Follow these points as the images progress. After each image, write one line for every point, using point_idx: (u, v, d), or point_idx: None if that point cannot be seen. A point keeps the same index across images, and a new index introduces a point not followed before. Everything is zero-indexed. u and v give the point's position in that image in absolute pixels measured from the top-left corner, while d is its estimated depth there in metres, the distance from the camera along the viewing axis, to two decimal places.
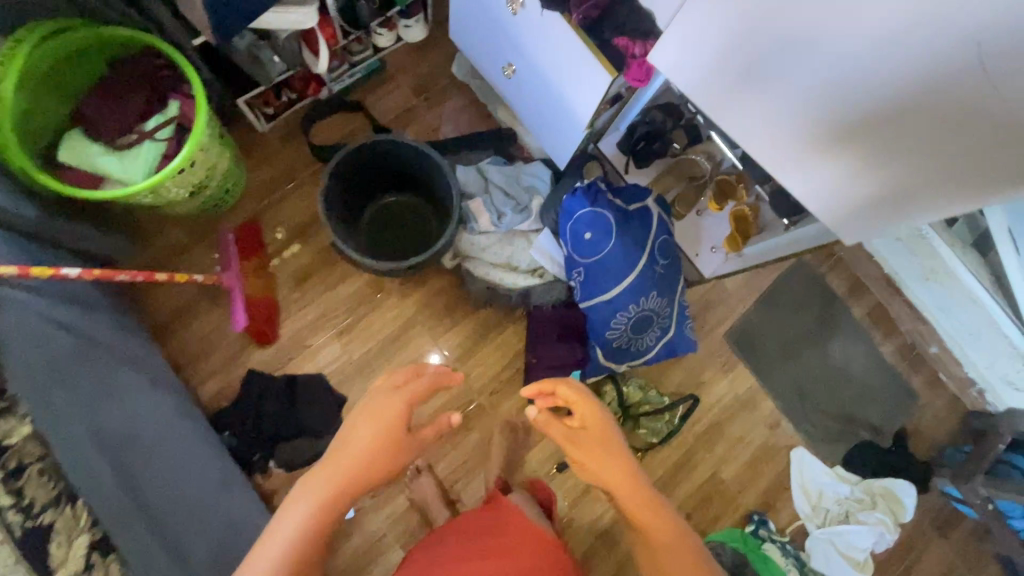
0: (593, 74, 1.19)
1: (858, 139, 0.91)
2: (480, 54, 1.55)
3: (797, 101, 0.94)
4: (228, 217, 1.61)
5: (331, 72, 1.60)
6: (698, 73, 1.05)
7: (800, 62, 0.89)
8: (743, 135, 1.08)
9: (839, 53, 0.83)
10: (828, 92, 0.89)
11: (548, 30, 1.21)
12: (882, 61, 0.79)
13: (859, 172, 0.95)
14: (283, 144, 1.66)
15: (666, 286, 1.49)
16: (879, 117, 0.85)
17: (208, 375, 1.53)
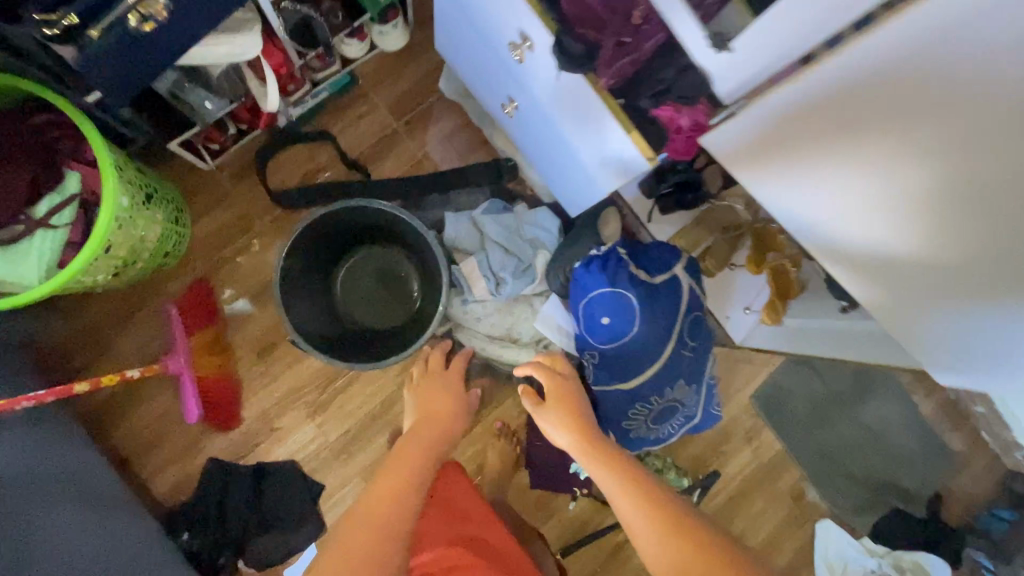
0: (623, 149, 0.90)
1: (910, 223, 0.77)
2: (475, 80, 1.23)
3: (823, 190, 0.83)
4: (172, 280, 1.34)
5: (287, 98, 1.28)
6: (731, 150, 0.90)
7: (836, 140, 0.77)
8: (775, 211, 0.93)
9: (883, 135, 0.72)
10: (846, 180, 0.80)
11: (564, 87, 0.91)
12: (925, 143, 0.69)
13: (906, 266, 0.83)
14: (235, 186, 1.38)
15: (694, 372, 1.27)
16: (925, 187, 0.73)
17: (161, 467, 1.32)
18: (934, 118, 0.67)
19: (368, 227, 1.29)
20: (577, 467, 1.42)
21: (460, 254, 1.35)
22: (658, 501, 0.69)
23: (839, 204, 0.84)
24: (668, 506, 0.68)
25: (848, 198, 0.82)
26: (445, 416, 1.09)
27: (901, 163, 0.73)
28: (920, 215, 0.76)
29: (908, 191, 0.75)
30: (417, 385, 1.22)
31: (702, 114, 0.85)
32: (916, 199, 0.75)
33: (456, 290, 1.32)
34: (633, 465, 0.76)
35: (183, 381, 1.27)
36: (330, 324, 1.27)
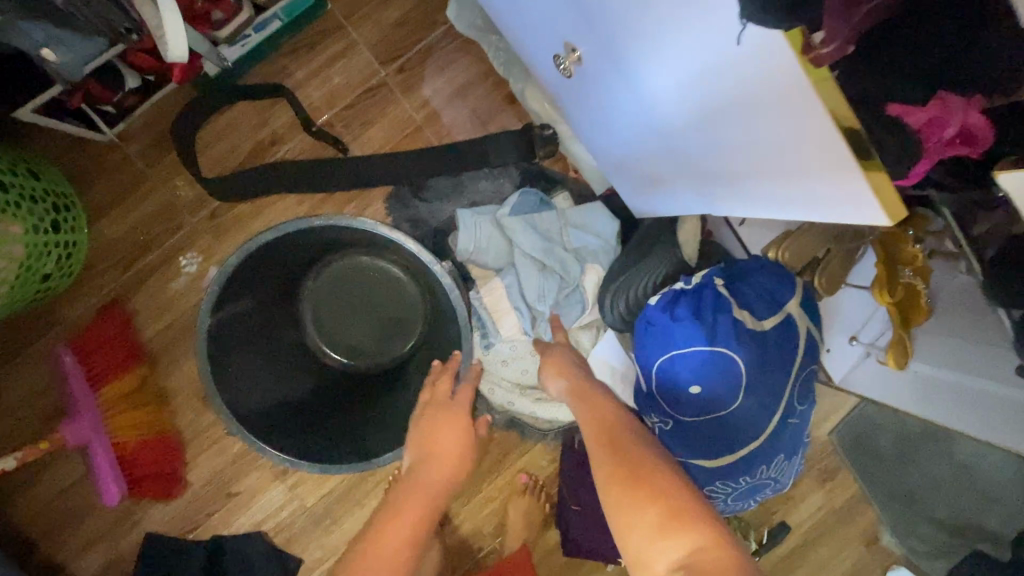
0: (822, 178, 0.46)
1: None
2: (509, 11, 0.78)
3: None
4: (71, 303, 0.96)
5: (224, 35, 0.87)
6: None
7: None
8: None
9: None
10: None
11: (717, 45, 0.46)
12: None
13: None
14: (152, 169, 0.96)
15: (795, 443, 0.95)
16: None
17: (84, 548, 1.00)
18: None
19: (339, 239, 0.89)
20: None
21: (482, 274, 0.99)
22: (623, 446, 0.61)
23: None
24: (627, 450, 0.60)
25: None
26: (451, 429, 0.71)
27: None
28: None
29: None
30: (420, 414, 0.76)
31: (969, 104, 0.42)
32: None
33: (478, 324, 1.00)
34: (609, 408, 0.68)
35: (97, 450, 0.92)
36: (292, 377, 0.90)
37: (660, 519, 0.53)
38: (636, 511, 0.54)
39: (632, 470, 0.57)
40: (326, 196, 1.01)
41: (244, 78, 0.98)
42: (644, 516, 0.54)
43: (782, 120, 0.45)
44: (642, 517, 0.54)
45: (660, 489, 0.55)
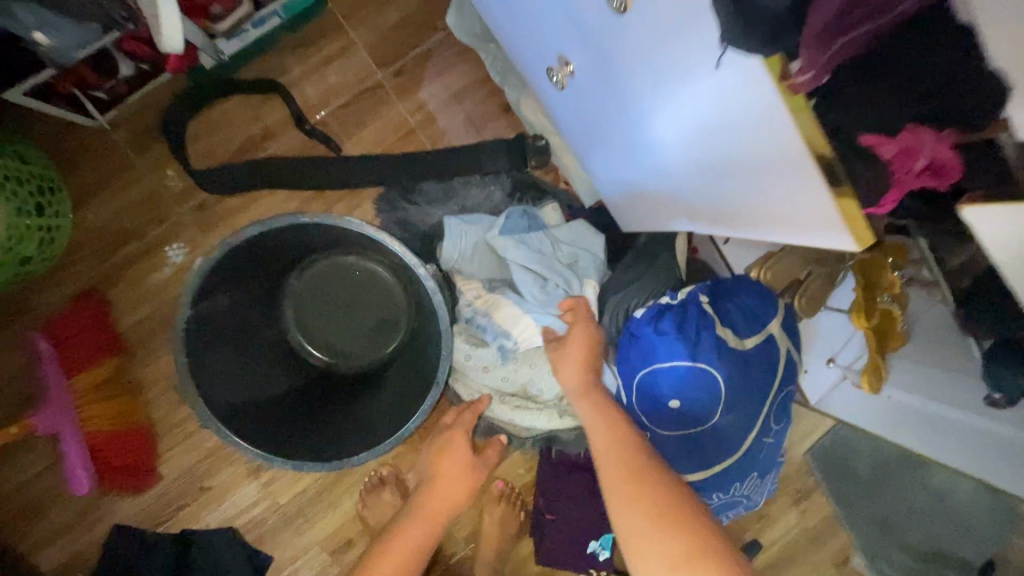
0: (798, 203, 0.47)
1: None
2: (509, 26, 0.79)
3: None
4: (48, 289, 0.94)
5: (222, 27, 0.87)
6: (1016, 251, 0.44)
7: None
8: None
9: None
10: None
11: (700, 70, 0.47)
12: None
13: None
14: (141, 157, 0.95)
15: (769, 461, 0.96)
16: None
17: (46, 539, 0.98)
18: None
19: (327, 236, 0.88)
20: (597, 545, 1.12)
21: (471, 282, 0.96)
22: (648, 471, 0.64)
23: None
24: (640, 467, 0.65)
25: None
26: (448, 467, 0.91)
27: None
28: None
29: None
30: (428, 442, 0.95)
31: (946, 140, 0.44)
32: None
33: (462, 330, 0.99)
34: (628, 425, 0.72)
35: (67, 440, 0.90)
36: (269, 373, 0.90)
37: (680, 552, 0.57)
38: (661, 538, 0.58)
39: (657, 499, 0.61)
40: (316, 193, 1.01)
41: (240, 72, 0.98)
42: (666, 545, 0.58)
43: (761, 146, 0.46)
44: (663, 547, 0.58)
45: (686, 523, 0.59)
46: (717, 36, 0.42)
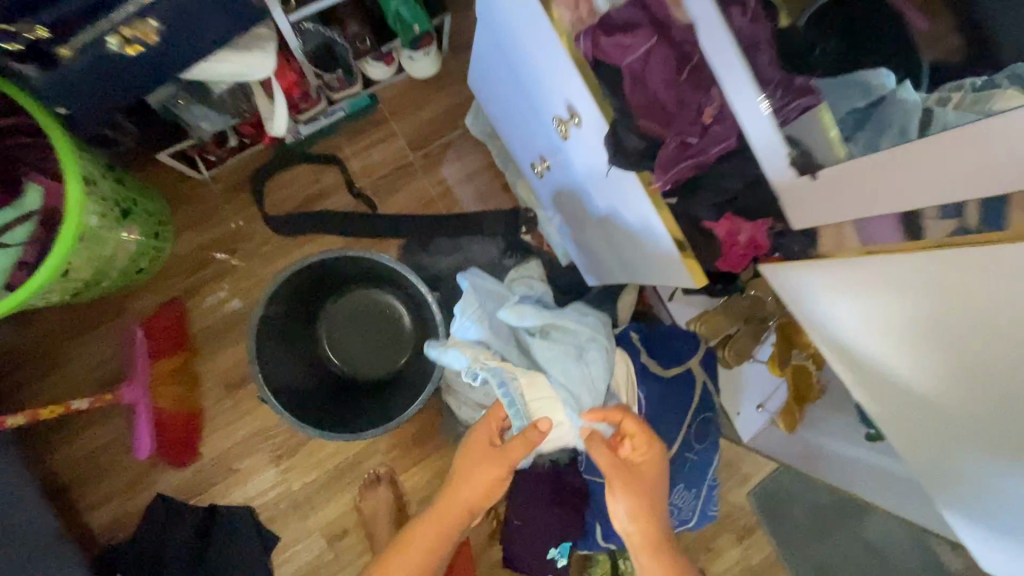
0: (665, 253, 0.77)
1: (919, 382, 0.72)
2: (510, 133, 1.12)
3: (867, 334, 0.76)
4: (143, 296, 1.22)
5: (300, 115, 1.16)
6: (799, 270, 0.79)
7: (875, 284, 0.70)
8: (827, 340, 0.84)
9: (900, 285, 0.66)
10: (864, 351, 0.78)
11: (606, 175, 0.79)
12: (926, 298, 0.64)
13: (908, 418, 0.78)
14: (228, 201, 1.27)
15: (696, 476, 1.18)
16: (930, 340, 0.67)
17: (100, 500, 1.19)
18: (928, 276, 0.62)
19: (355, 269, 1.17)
20: (556, 553, 1.27)
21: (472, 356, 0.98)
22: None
23: (869, 358, 0.79)
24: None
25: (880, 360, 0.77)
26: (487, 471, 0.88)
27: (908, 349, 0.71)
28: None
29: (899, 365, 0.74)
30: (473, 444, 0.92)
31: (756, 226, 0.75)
32: (977, 419, 0.66)
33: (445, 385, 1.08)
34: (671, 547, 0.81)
35: (139, 414, 1.14)
36: (307, 370, 1.16)
37: None
38: None
39: None
40: (354, 239, 1.31)
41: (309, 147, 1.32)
42: None
43: (645, 219, 0.76)
44: None
45: None
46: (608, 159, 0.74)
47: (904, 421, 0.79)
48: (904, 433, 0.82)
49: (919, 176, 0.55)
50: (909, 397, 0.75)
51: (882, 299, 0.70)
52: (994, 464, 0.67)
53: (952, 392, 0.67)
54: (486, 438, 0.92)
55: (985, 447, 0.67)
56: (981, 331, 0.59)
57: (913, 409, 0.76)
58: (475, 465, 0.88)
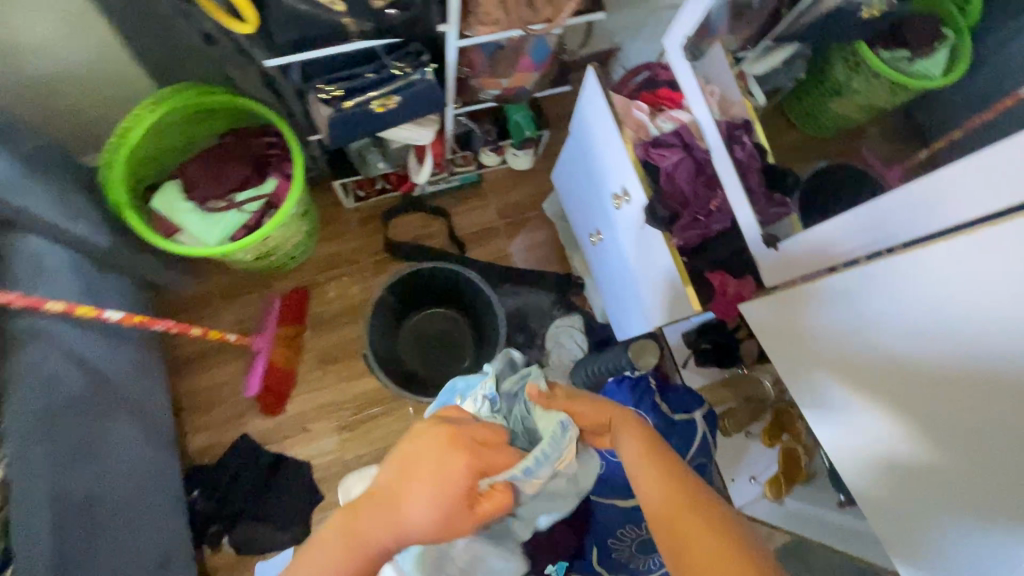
0: (676, 289, 1.09)
1: (896, 400, 0.88)
2: (576, 213, 1.52)
3: (848, 361, 0.94)
4: (282, 280, 1.61)
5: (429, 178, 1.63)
6: (788, 308, 1.02)
7: (850, 314, 0.91)
8: (816, 377, 1.02)
9: (870, 311, 0.87)
10: (849, 378, 0.96)
11: (642, 233, 1.15)
12: (891, 319, 0.84)
13: (889, 445, 0.93)
14: (360, 225, 1.69)
15: None
16: (899, 356, 0.85)
17: (201, 427, 1.49)
18: (893, 298, 0.82)
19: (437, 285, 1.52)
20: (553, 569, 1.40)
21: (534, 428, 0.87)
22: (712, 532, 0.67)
23: (852, 386, 0.96)
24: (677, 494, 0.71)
25: (860, 385, 0.94)
26: (424, 495, 0.63)
27: (882, 371, 0.89)
28: (973, 413, 0.77)
29: (878, 386, 0.91)
30: (413, 462, 0.65)
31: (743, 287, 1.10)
32: (926, 414, 0.84)
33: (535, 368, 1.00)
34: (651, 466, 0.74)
35: (257, 360, 1.50)
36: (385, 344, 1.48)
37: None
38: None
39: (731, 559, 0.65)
40: None
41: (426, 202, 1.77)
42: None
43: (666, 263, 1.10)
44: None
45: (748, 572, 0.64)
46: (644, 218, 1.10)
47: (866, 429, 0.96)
48: (866, 447, 0.98)
49: (903, 220, 0.80)
50: (882, 413, 0.92)
51: (855, 324, 0.91)
52: (941, 458, 0.84)
53: (909, 400, 0.86)
54: (465, 482, 0.64)
55: (924, 447, 0.86)
56: (936, 336, 0.78)
57: (881, 418, 0.92)
58: (443, 490, 0.62)
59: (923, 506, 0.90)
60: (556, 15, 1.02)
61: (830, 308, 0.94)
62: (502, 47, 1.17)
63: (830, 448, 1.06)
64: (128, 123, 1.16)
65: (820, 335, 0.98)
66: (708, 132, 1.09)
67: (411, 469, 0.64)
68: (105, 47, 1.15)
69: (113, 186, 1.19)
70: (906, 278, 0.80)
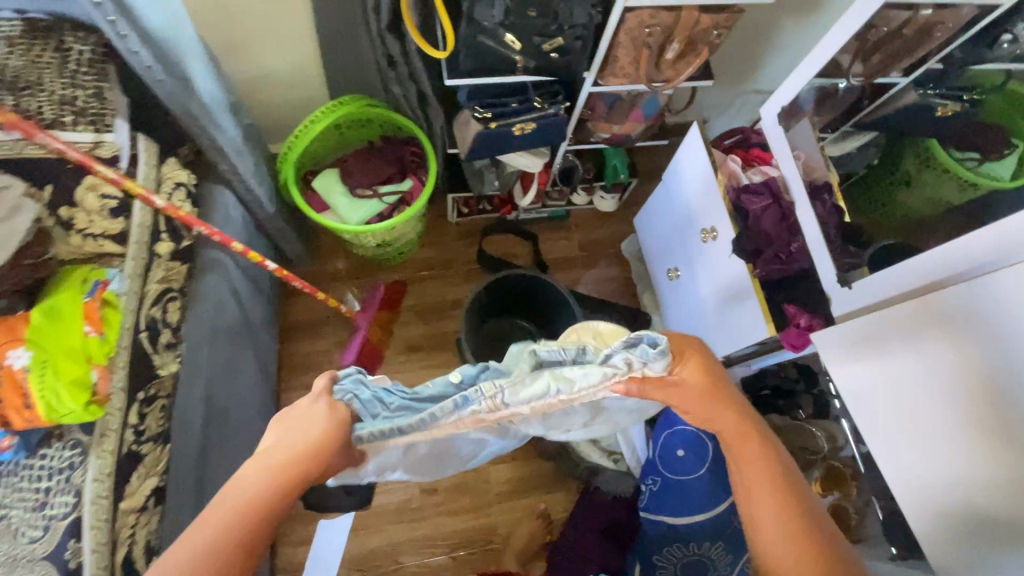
0: (755, 315, 1.23)
1: (993, 430, 0.87)
2: (653, 253, 1.69)
3: (936, 387, 0.94)
4: (385, 272, 1.83)
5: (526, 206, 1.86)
6: (876, 332, 1.05)
7: (947, 336, 0.92)
8: (895, 407, 1.02)
9: (972, 332, 0.89)
10: (936, 406, 0.94)
11: (726, 265, 1.30)
12: (996, 339, 0.85)
13: (978, 483, 0.89)
14: (458, 237, 1.91)
15: (737, 544, 1.36)
16: (1001, 378, 0.85)
17: (296, 387, 1.67)
18: (1001, 316, 0.85)
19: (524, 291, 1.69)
20: None
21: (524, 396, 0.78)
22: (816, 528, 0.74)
23: (939, 414, 0.94)
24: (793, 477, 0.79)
25: (948, 412, 0.93)
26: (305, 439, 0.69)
27: (977, 395, 0.88)
28: None
29: (970, 412, 0.89)
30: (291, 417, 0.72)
31: (816, 324, 1.21)
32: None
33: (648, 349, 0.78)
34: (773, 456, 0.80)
35: (356, 335, 1.69)
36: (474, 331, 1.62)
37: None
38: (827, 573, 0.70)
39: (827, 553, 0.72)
40: None
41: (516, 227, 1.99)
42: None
43: (749, 290, 1.24)
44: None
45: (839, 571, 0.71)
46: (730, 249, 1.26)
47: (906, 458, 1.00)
48: (943, 482, 0.95)
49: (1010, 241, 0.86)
50: (973, 445, 0.89)
51: (950, 346, 0.92)
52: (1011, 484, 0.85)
53: (1009, 427, 0.85)
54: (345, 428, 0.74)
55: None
56: None
57: (970, 450, 0.90)
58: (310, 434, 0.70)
59: (980, 537, 0.90)
60: (674, 77, 1.26)
61: (922, 331, 0.96)
62: (620, 99, 1.41)
63: (902, 489, 1.02)
64: (312, 119, 1.44)
65: (906, 359, 0.99)
66: (794, 186, 1.26)
67: (294, 423, 0.71)
68: (305, 60, 1.46)
69: (286, 165, 1.46)
70: (1002, 296, 0.84)
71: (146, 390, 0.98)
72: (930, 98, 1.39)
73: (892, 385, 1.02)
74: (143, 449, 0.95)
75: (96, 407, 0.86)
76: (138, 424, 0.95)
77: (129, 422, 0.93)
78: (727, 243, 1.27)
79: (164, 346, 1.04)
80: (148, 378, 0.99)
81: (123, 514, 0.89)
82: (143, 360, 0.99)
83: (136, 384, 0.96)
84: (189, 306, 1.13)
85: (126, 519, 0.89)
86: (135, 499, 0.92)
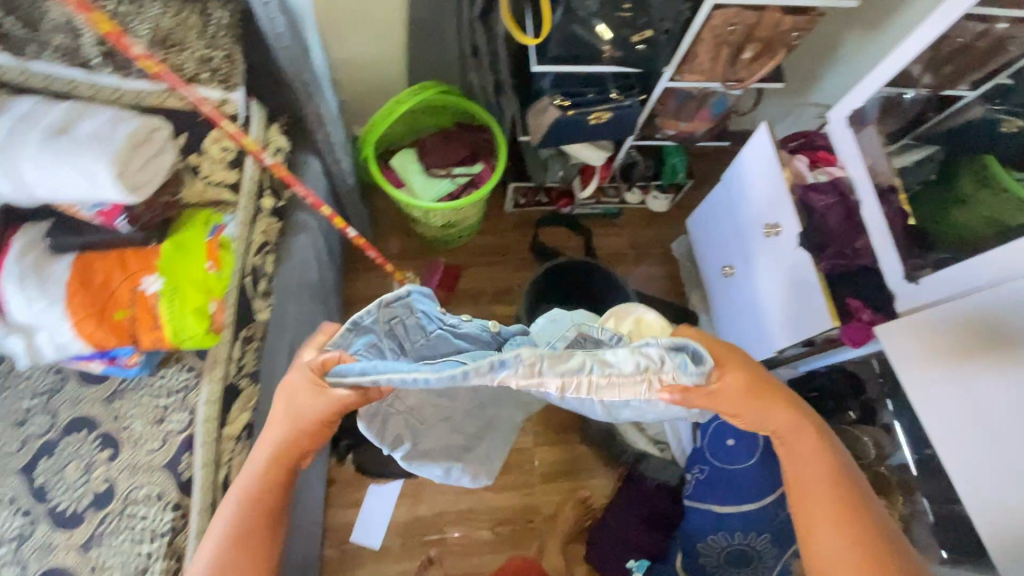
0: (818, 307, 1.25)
1: None
2: (708, 253, 1.73)
3: (1004, 392, 0.99)
4: (442, 255, 1.91)
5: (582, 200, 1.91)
6: (940, 338, 1.09)
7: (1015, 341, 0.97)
8: (959, 411, 1.05)
9: None
10: (1001, 410, 0.99)
11: (789, 259, 1.34)
12: None
13: None
14: (513, 226, 1.98)
15: (782, 536, 1.38)
16: None
17: None
18: None
19: (579, 280, 1.77)
20: (635, 564, 1.48)
21: (557, 371, 0.72)
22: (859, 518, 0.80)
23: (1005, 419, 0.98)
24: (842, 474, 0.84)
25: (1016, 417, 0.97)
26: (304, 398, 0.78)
27: None
28: None
29: None
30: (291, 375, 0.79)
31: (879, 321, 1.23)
32: None
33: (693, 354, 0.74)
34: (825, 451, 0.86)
35: None
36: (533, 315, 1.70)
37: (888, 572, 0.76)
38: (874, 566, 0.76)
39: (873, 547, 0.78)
40: None
41: None
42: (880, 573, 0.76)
43: (812, 282, 1.27)
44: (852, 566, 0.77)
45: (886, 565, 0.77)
46: (796, 243, 1.29)
47: (967, 464, 1.04)
48: (1007, 486, 0.98)
49: None
50: None
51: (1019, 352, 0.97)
52: None
53: None
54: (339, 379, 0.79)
55: None
56: None
57: None
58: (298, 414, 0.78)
59: None
60: (747, 78, 1.33)
61: (990, 337, 1.01)
62: (690, 97, 1.47)
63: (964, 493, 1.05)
64: (395, 100, 1.54)
65: (973, 364, 1.03)
66: (860, 187, 1.30)
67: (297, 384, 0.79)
68: (392, 47, 1.56)
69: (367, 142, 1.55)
70: None
71: (246, 330, 1.06)
72: (996, 114, 1.30)
73: (956, 389, 1.06)
74: (241, 383, 1.02)
75: (213, 334, 0.95)
76: (239, 358, 1.02)
77: (233, 355, 1.00)
78: (792, 238, 1.31)
79: (262, 292, 1.12)
80: (248, 319, 1.06)
81: (224, 438, 0.96)
82: (246, 302, 1.06)
83: (240, 323, 1.04)
84: (282, 260, 1.20)
85: (227, 444, 0.97)
86: (234, 427, 0.99)
